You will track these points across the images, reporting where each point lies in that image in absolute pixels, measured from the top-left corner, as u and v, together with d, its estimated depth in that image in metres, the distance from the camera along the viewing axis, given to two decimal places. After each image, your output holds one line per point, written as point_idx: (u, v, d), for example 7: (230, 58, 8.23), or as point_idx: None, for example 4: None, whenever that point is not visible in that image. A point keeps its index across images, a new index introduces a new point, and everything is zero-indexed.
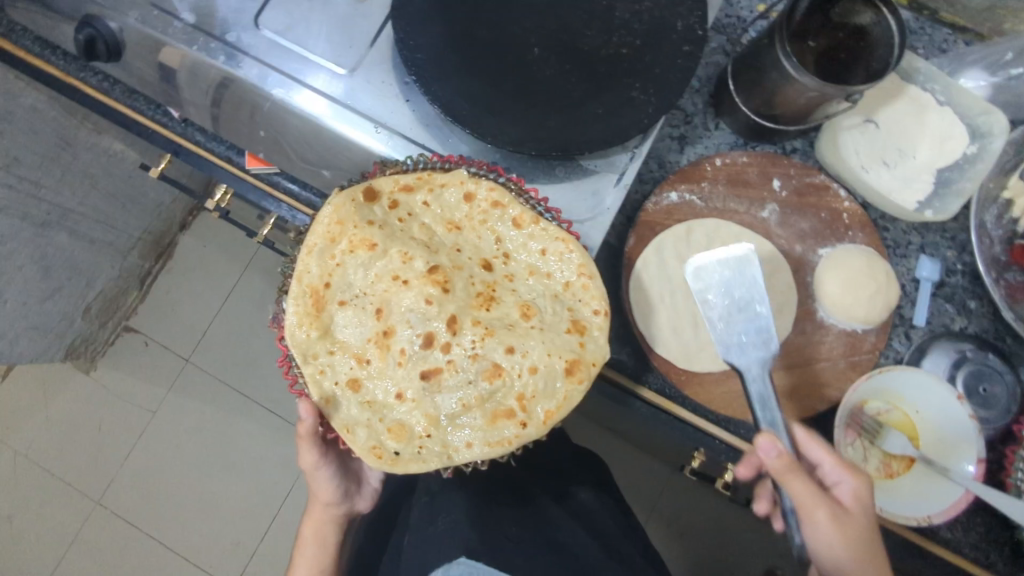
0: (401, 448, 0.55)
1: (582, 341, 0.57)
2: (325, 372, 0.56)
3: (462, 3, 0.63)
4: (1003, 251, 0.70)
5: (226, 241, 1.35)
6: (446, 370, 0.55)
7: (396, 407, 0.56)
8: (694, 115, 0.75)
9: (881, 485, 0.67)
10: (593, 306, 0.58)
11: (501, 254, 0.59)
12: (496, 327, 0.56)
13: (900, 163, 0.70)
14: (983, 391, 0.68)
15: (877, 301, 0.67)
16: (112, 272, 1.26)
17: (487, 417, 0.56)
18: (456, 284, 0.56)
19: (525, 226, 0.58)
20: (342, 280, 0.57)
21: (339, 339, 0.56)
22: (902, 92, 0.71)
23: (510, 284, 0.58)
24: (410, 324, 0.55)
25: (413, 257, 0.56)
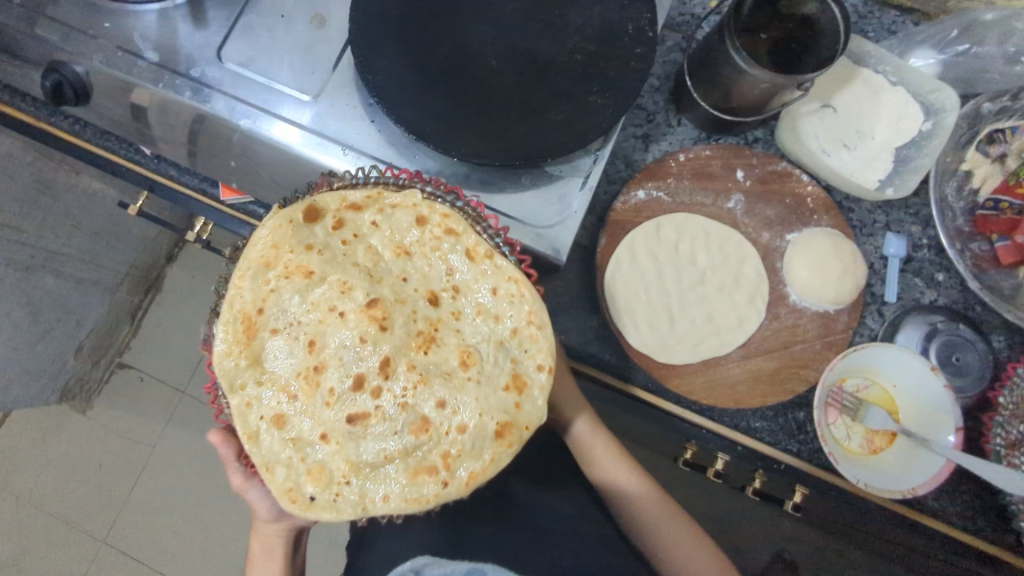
0: (319, 493, 0.50)
1: (519, 399, 0.53)
2: (251, 406, 0.51)
3: (419, 23, 0.65)
4: (966, 222, 0.71)
5: (213, 270, 1.37)
6: (374, 416, 0.51)
7: (319, 448, 0.51)
8: (656, 113, 0.76)
9: (864, 460, 0.68)
10: (537, 360, 0.54)
11: (451, 288, 0.54)
12: (432, 374, 0.52)
13: (859, 145, 0.72)
14: (955, 360, 0.70)
15: (847, 281, 0.68)
16: (101, 311, 1.27)
17: (408, 471, 0.51)
18: (395, 321, 0.52)
19: (478, 261, 0.54)
20: (278, 307, 0.52)
21: (270, 371, 0.51)
22: (855, 75, 0.72)
23: (456, 322, 0.54)
24: (342, 362, 0.51)
25: (352, 288, 0.52)
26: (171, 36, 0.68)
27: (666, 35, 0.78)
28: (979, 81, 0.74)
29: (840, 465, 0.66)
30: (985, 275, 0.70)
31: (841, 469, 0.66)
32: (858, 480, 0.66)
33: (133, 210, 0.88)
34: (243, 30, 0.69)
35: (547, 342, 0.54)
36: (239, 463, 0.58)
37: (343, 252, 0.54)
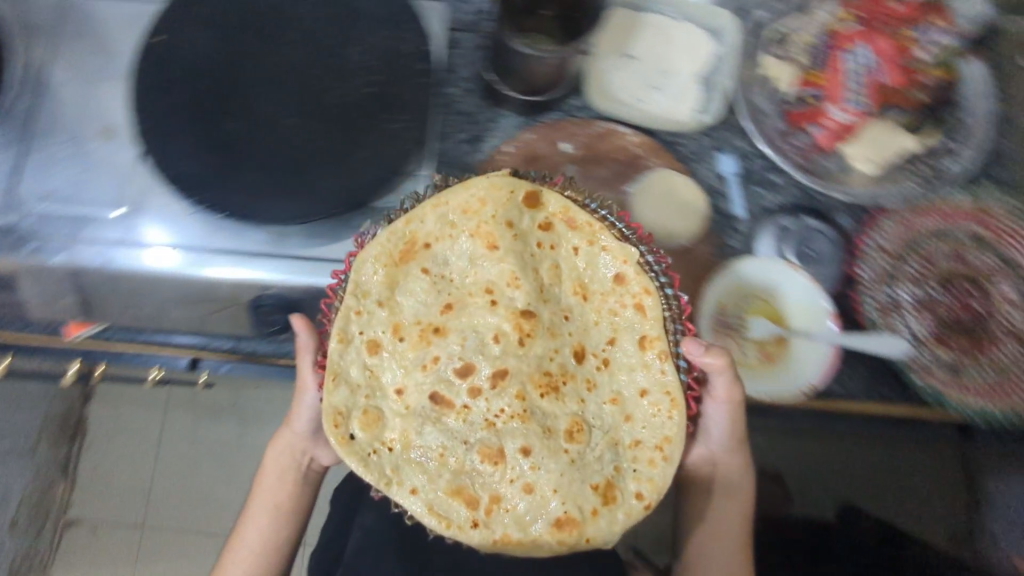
0: (359, 432, 0.54)
1: (599, 508, 0.55)
2: (362, 314, 0.56)
3: (197, 106, 0.62)
4: (781, 121, 0.76)
5: (131, 395, 1.23)
6: (456, 409, 0.56)
7: (387, 398, 0.57)
8: (476, 112, 0.74)
9: (761, 370, 0.71)
10: (647, 491, 0.56)
11: (602, 357, 0.58)
12: (535, 424, 0.55)
13: (666, 83, 0.76)
14: (808, 250, 0.74)
15: (687, 209, 0.73)
16: (23, 479, 1.18)
17: (447, 489, 0.54)
18: (537, 343, 0.57)
19: (649, 351, 0.57)
20: (440, 254, 0.59)
21: (395, 301, 0.58)
22: (642, 21, 0.77)
23: (587, 388, 0.58)
24: (463, 344, 0.57)
25: (520, 286, 0.57)
26: None
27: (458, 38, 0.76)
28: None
29: None
30: (813, 164, 0.75)
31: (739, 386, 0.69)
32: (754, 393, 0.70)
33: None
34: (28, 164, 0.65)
35: (661, 476, 0.55)
36: (312, 354, 0.64)
37: (532, 254, 0.59)
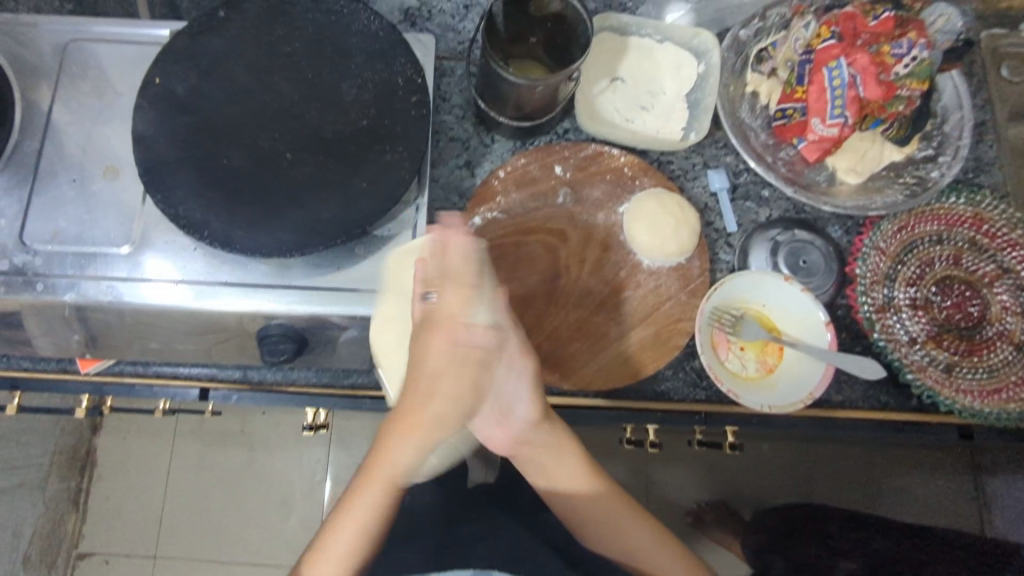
0: (930, 242, 0.78)
1: (964, 375, 0.75)
2: (927, 212, 0.79)
3: (423, 143, 0.61)
4: (961, 353, 0.76)
5: (286, 437, 1.41)
6: (948, 313, 0.77)
7: (983, 271, 0.78)
8: (732, 264, 0.78)
9: (761, 383, 0.71)
10: (963, 389, 0.74)
11: (970, 353, 0.76)
12: (966, 311, 0.77)
13: (928, 272, 0.78)
14: (882, 401, 0.76)
15: (890, 411, 0.76)
16: (189, 476, 1.39)
17: (927, 297, 0.77)
18: (977, 372, 0.75)
19: (989, 375, 0.75)
20: (1018, 297, 0.77)
21: (981, 247, 0.78)
22: (919, 202, 0.77)
23: (967, 358, 0.75)
24: (988, 350, 0.76)
25: (964, 321, 0.77)
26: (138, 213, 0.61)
27: (715, 217, 0.79)
28: (804, 263, 0.75)
29: (744, 399, 0.69)
30: (969, 393, 0.74)
31: (747, 402, 0.69)
32: (762, 407, 0.69)
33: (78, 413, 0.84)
34: (199, 194, 0.58)
35: (989, 413, 0.73)
36: None
37: (982, 312, 0.77)
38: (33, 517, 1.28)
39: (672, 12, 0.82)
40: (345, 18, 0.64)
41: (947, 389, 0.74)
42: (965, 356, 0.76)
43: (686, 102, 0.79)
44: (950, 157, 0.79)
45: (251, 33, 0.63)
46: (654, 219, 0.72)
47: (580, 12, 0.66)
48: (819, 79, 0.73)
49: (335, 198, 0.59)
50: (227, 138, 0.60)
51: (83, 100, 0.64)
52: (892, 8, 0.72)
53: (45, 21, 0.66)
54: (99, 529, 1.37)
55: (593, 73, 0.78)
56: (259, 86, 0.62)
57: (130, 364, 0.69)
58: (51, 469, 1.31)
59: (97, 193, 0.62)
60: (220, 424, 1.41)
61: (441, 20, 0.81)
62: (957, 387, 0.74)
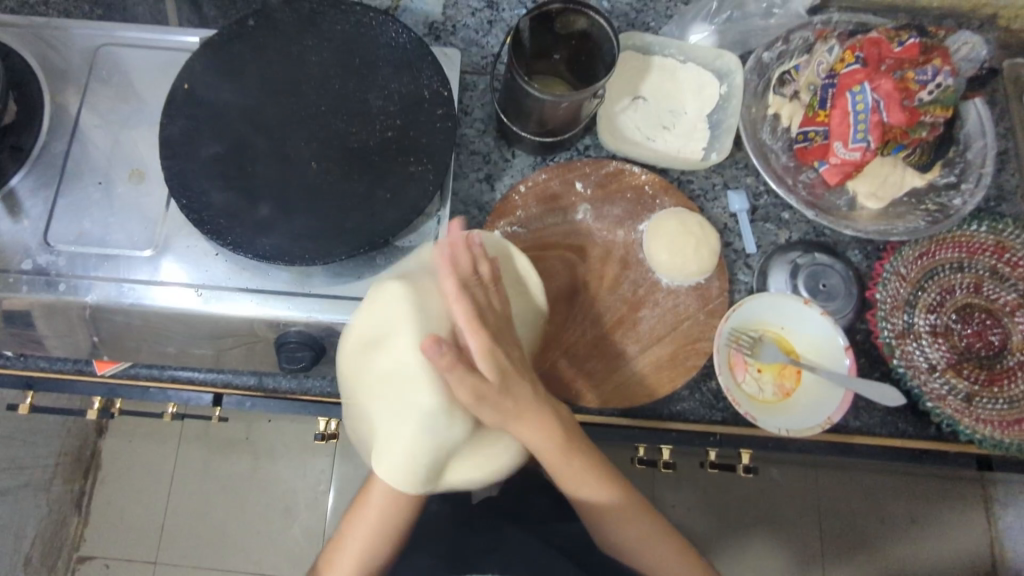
0: (951, 269, 0.78)
1: (985, 405, 0.74)
2: (949, 239, 0.78)
3: (448, 155, 0.61)
4: (981, 383, 0.75)
5: (291, 445, 1.41)
6: (968, 341, 0.76)
7: (1005, 300, 0.77)
8: (751, 285, 0.77)
9: (778, 406, 0.71)
10: (984, 419, 0.73)
11: (991, 382, 0.75)
12: (987, 340, 0.76)
13: (949, 300, 0.77)
14: (900, 428, 0.75)
15: (909, 439, 0.75)
16: (192, 482, 1.39)
17: (948, 325, 0.76)
18: (998, 403, 0.74)
19: (1010, 405, 0.74)
20: None
21: (1002, 276, 0.78)
22: (940, 229, 0.77)
23: (988, 388, 0.75)
24: (1009, 380, 0.75)
25: (985, 350, 0.76)
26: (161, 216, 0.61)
27: (735, 238, 0.79)
28: (824, 286, 0.75)
29: (761, 422, 0.68)
30: (990, 423, 0.73)
31: (764, 425, 0.68)
32: (779, 430, 0.68)
33: (90, 414, 0.84)
34: (224, 200, 0.58)
35: (1010, 445, 0.72)
36: None
37: (1003, 342, 0.76)
38: (35, 519, 1.28)
39: (696, 33, 0.83)
40: (374, 29, 0.65)
41: (968, 418, 0.73)
42: (986, 385, 0.75)
43: (707, 122, 0.79)
44: (973, 185, 0.78)
45: (279, 42, 0.64)
46: (680, 239, 0.71)
47: (606, 30, 0.67)
48: (842, 103, 0.73)
49: (358, 207, 0.59)
50: (253, 145, 0.60)
51: (111, 104, 0.65)
52: (916, 35, 0.73)
53: (76, 26, 0.67)
54: (100, 534, 1.35)
55: (616, 91, 0.79)
56: (286, 94, 0.62)
57: (146, 367, 0.69)
58: (56, 471, 1.32)
59: (122, 197, 0.62)
60: (226, 430, 1.41)
61: (465, 35, 0.81)
62: (978, 417, 0.73)
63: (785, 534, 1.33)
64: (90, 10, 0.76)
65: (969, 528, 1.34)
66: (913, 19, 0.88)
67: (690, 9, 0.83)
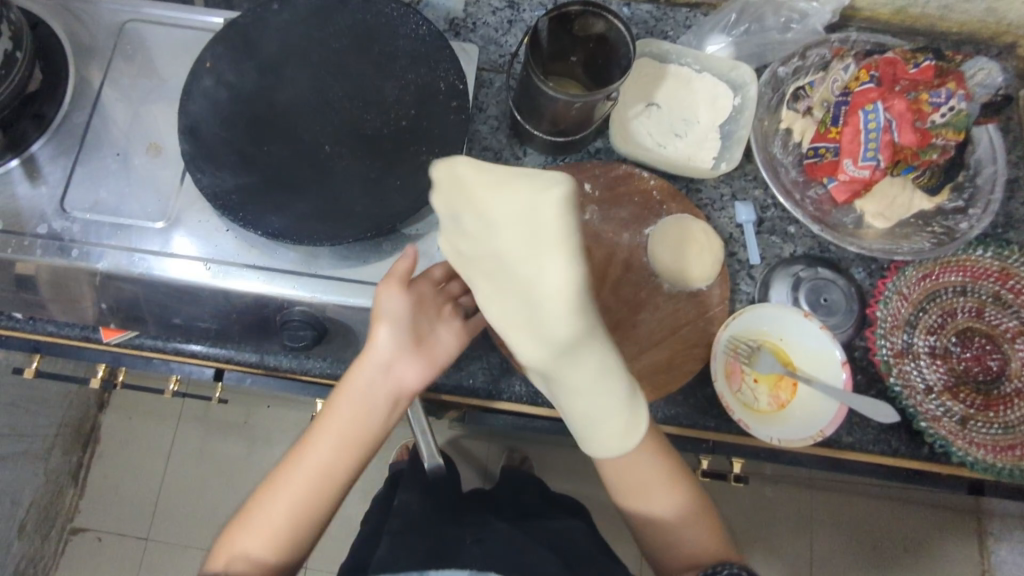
0: (954, 292, 0.78)
1: (978, 429, 0.74)
2: (954, 262, 0.78)
3: (458, 147, 0.62)
4: (977, 408, 0.75)
5: (288, 431, 1.42)
6: (966, 365, 0.76)
7: (1005, 326, 0.77)
8: (753, 296, 0.78)
9: (771, 417, 0.71)
10: (977, 443, 0.73)
11: (987, 407, 0.75)
12: (985, 364, 0.76)
13: (950, 323, 0.77)
14: (895, 447, 0.75)
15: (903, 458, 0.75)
16: (188, 460, 1.40)
17: (946, 347, 0.76)
18: (992, 428, 0.74)
19: (1006, 431, 0.74)
20: None
21: (1005, 301, 0.78)
22: (944, 251, 0.77)
23: (983, 412, 0.75)
24: (1006, 406, 0.75)
25: (983, 375, 0.76)
26: (174, 192, 0.63)
27: (739, 248, 0.79)
28: (823, 303, 0.76)
29: (752, 430, 0.69)
30: (982, 448, 0.73)
31: (755, 433, 0.68)
32: (770, 439, 0.69)
33: (93, 383, 0.86)
34: (236, 177, 0.59)
35: (1001, 470, 0.72)
36: None
37: (1002, 367, 0.76)
38: (32, 486, 1.29)
39: (713, 43, 0.83)
40: (394, 20, 0.66)
41: (962, 441, 0.73)
42: (983, 409, 0.75)
43: (719, 131, 0.80)
44: (981, 211, 0.79)
45: (300, 27, 0.65)
46: (672, 242, 0.73)
47: (623, 34, 0.67)
48: (854, 121, 0.74)
49: (368, 193, 0.60)
50: (268, 126, 0.61)
51: (134, 79, 0.66)
52: (932, 57, 0.74)
53: (104, 0, 0.68)
54: (96, 505, 1.37)
55: (629, 95, 0.79)
56: (304, 79, 0.63)
57: (151, 338, 0.70)
58: (56, 442, 1.33)
59: (138, 168, 0.63)
60: (224, 411, 1.42)
61: (484, 33, 0.82)
62: (971, 441, 0.73)
63: (774, 553, 1.33)
64: None
65: (961, 557, 1.34)
66: (933, 42, 0.88)
67: (708, 20, 0.84)
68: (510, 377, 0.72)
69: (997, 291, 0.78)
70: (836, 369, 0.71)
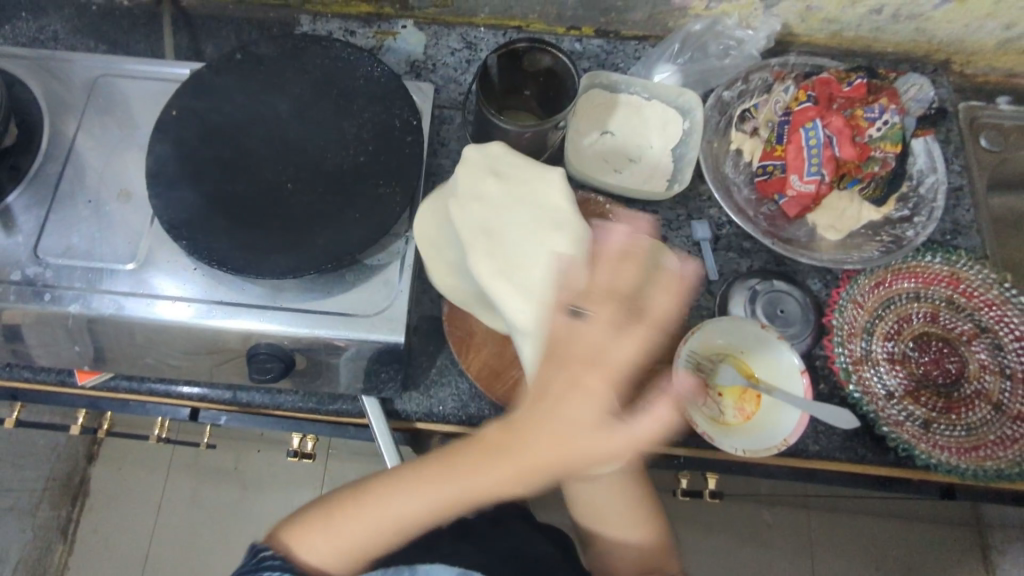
0: (907, 297, 0.80)
1: (941, 431, 0.75)
2: (903, 269, 0.80)
3: (414, 178, 0.65)
4: (940, 410, 0.76)
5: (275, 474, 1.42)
6: (925, 369, 0.78)
7: (960, 328, 0.80)
8: (713, 310, 0.80)
9: (736, 429, 0.72)
10: (941, 444, 0.74)
11: (948, 409, 0.77)
12: (943, 367, 0.78)
13: (907, 328, 0.80)
14: (861, 452, 0.76)
15: (871, 463, 0.76)
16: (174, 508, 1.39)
17: (904, 353, 0.79)
18: (956, 431, 0.75)
19: (969, 431, 0.75)
20: (994, 355, 0.78)
21: (958, 305, 0.80)
22: (893, 258, 0.80)
23: (945, 414, 0.76)
24: (966, 406, 0.77)
25: (942, 378, 0.78)
26: (143, 236, 0.65)
27: (697, 265, 0.82)
28: (779, 314, 0.79)
29: (716, 442, 0.70)
30: (948, 451, 0.74)
31: (719, 445, 0.70)
32: (735, 450, 0.70)
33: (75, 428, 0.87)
34: (201, 216, 0.62)
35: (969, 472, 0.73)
36: None
37: (960, 370, 0.78)
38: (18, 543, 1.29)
39: (660, 72, 0.88)
40: (351, 63, 0.70)
41: (927, 445, 0.74)
42: (945, 412, 0.76)
43: (670, 155, 0.83)
44: (926, 218, 0.81)
45: (262, 75, 0.69)
46: None
47: (569, 67, 0.71)
48: (797, 139, 0.78)
49: (329, 226, 0.63)
50: (232, 168, 0.64)
51: (105, 130, 0.70)
52: (865, 75, 0.79)
53: (80, 58, 0.72)
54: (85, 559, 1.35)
55: (583, 125, 0.83)
56: (266, 122, 0.67)
57: (126, 380, 0.72)
58: (43, 496, 1.34)
59: (108, 213, 0.66)
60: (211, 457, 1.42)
61: (443, 72, 0.87)
62: (935, 445, 0.74)
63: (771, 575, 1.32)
64: (95, 46, 0.83)
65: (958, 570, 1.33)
66: (870, 62, 0.93)
67: (654, 51, 0.88)
68: (479, 400, 0.74)
69: (951, 295, 0.80)
70: (797, 377, 0.72)
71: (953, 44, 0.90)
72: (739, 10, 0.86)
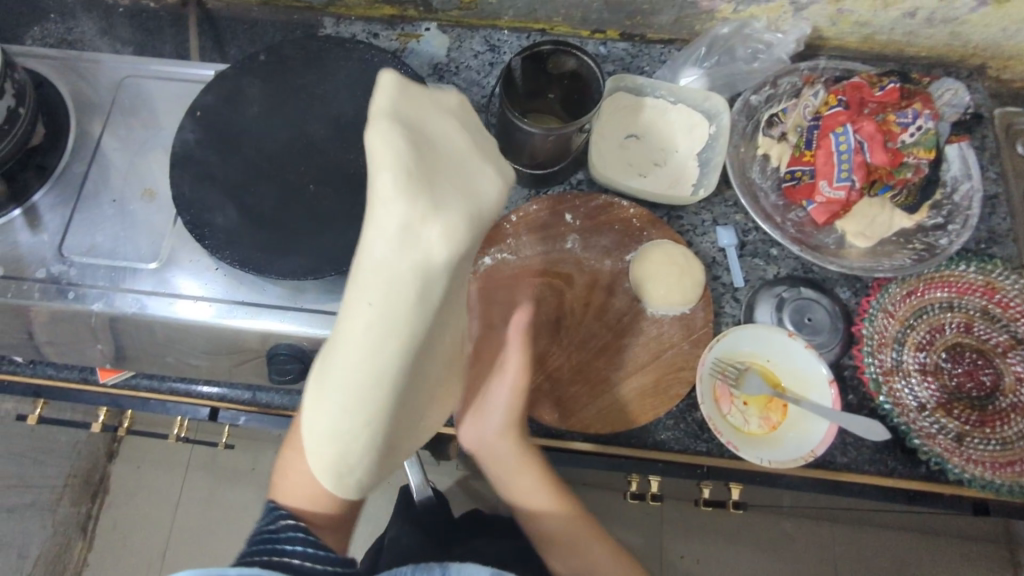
0: (941, 307, 0.78)
1: (975, 446, 0.73)
2: (936, 278, 0.78)
3: None
4: (974, 425, 0.74)
5: None
6: (959, 381, 0.76)
7: (997, 339, 0.77)
8: (739, 318, 0.79)
9: (762, 439, 0.71)
10: (974, 460, 0.72)
11: (983, 423, 0.74)
12: (979, 379, 0.76)
13: (940, 338, 0.77)
14: (892, 466, 0.74)
15: (903, 479, 0.74)
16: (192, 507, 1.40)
17: (936, 364, 0.76)
18: (990, 446, 0.73)
19: (1005, 447, 0.73)
20: None
21: (995, 315, 0.77)
22: (925, 267, 0.78)
23: (980, 428, 0.74)
24: (1003, 420, 0.74)
25: (976, 391, 0.75)
26: (166, 235, 0.65)
27: (722, 271, 0.81)
28: (807, 323, 0.77)
29: (742, 453, 0.68)
30: (981, 466, 0.72)
31: (745, 455, 0.68)
32: (761, 461, 0.68)
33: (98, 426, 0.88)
34: (223, 216, 0.62)
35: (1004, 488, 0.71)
36: None
37: (996, 383, 0.75)
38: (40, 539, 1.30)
39: (686, 76, 0.87)
40: (375, 66, 0.70)
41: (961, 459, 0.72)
42: (979, 425, 0.74)
43: (696, 159, 0.82)
44: (960, 226, 0.79)
45: (286, 76, 0.69)
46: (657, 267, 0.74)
47: (593, 69, 0.70)
48: (826, 144, 0.76)
49: (351, 227, 0.63)
50: (254, 169, 0.64)
51: (130, 130, 0.70)
52: (897, 80, 0.76)
53: (108, 58, 0.73)
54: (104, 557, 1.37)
55: (607, 129, 0.82)
56: (290, 124, 0.67)
57: (148, 379, 0.72)
58: (64, 493, 1.36)
59: (132, 213, 0.66)
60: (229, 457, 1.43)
61: (467, 75, 0.86)
62: (968, 460, 0.72)
63: None
64: None
65: None
66: (902, 67, 0.91)
67: (680, 55, 0.87)
68: None
69: (987, 305, 0.78)
70: (827, 388, 0.71)
71: (990, 49, 0.87)
72: (768, 13, 0.84)
